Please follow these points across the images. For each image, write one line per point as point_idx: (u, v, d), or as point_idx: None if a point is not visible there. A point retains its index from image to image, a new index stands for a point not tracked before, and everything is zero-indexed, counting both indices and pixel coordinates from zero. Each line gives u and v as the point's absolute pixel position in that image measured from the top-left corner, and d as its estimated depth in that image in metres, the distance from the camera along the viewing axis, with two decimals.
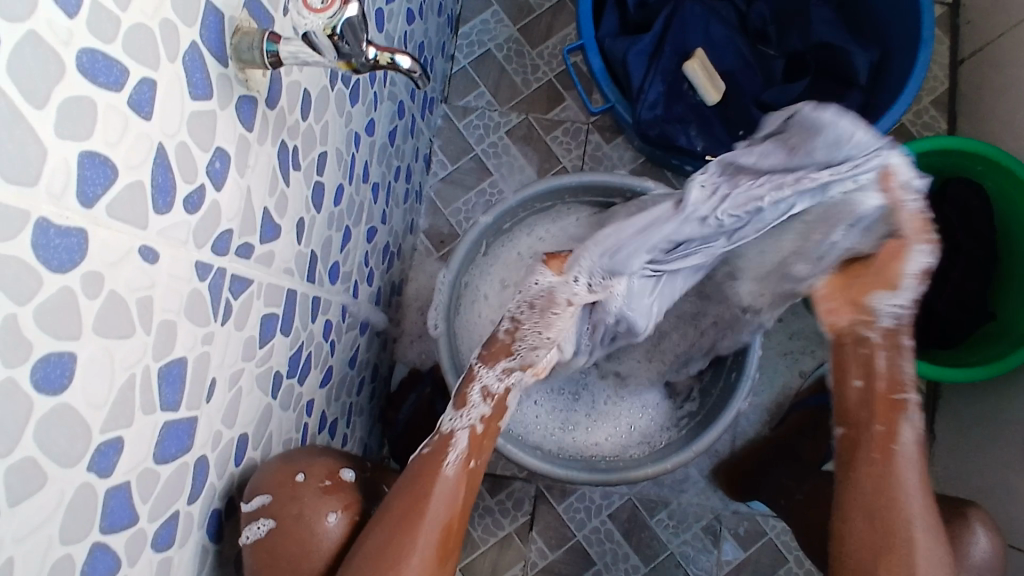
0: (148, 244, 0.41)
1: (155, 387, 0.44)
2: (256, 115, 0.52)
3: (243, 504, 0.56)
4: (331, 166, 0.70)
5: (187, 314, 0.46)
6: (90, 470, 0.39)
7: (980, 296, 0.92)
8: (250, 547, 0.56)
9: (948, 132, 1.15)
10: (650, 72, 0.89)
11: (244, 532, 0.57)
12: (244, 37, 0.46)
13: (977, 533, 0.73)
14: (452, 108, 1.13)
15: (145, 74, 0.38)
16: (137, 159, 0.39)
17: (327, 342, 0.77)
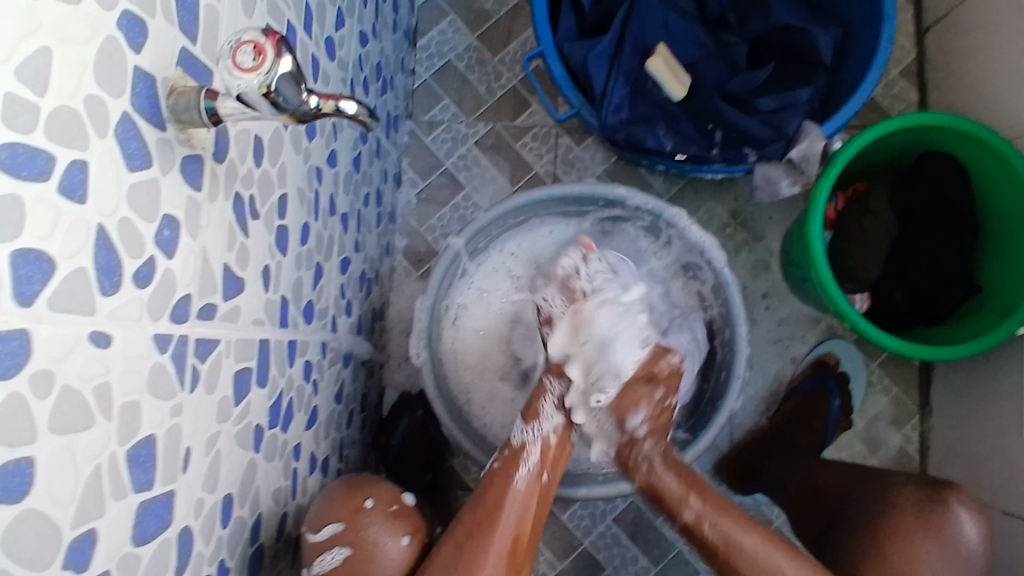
0: (98, 329, 0.39)
1: (124, 472, 0.43)
2: (204, 173, 0.50)
3: (315, 534, 0.63)
4: (293, 206, 0.68)
5: (149, 389, 0.45)
6: (67, 567, 0.38)
7: (961, 269, 0.92)
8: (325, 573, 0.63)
9: (919, 102, 1.14)
10: (612, 74, 0.87)
11: (319, 560, 0.64)
12: (179, 98, 0.45)
13: (962, 522, 0.71)
14: (418, 124, 1.11)
15: (75, 157, 0.37)
16: (76, 246, 0.37)
17: (309, 383, 0.75)
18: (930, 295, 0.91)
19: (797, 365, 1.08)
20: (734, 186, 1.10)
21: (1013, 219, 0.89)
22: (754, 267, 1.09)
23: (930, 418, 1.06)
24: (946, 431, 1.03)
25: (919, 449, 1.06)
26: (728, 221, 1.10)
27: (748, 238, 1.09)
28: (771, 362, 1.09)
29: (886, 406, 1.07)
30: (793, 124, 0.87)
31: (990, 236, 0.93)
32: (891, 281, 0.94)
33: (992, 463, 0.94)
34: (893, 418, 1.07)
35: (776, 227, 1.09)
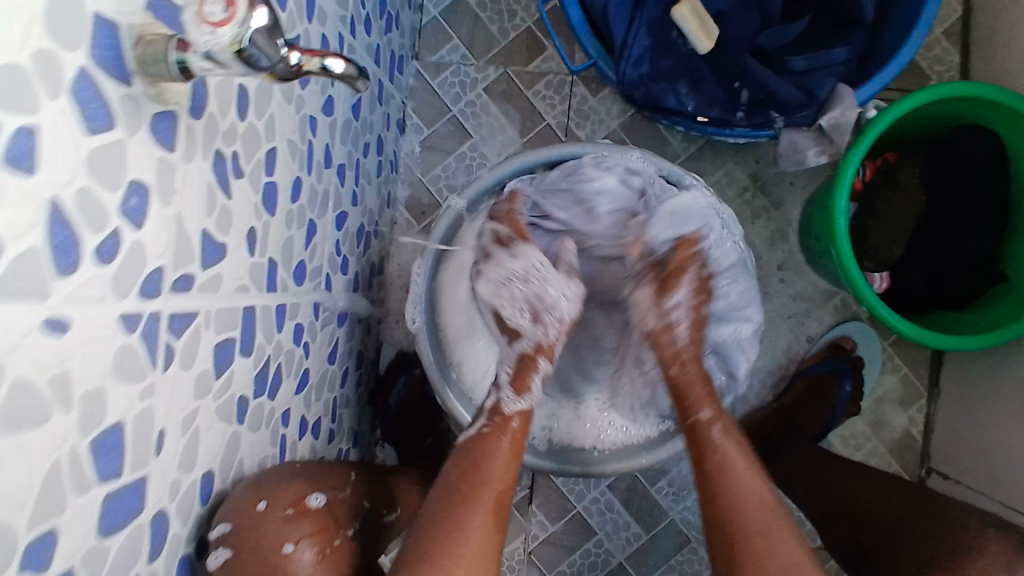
0: (55, 314, 0.35)
1: (90, 463, 0.39)
2: (178, 131, 0.45)
3: (207, 532, 0.53)
4: (283, 161, 0.63)
5: (117, 372, 0.41)
6: (23, 570, 0.35)
7: (984, 253, 0.86)
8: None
9: (963, 64, 1.06)
10: (636, 23, 0.79)
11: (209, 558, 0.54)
12: (148, 48, 0.39)
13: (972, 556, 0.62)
14: (424, 65, 1.04)
15: (21, 121, 0.32)
16: (24, 225, 0.33)
17: (300, 346, 0.72)
18: (951, 277, 0.87)
19: (811, 345, 1.05)
20: (758, 149, 1.03)
21: None
22: (771, 236, 1.04)
23: (938, 401, 1.04)
24: (951, 415, 1.01)
25: (923, 431, 1.04)
26: (747, 186, 1.04)
27: (767, 205, 1.04)
28: (781, 335, 1.05)
29: (894, 386, 1.05)
30: (825, 88, 0.80)
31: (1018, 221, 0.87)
32: (912, 261, 0.89)
33: (993, 455, 0.92)
34: (900, 399, 1.05)
35: (798, 195, 1.03)
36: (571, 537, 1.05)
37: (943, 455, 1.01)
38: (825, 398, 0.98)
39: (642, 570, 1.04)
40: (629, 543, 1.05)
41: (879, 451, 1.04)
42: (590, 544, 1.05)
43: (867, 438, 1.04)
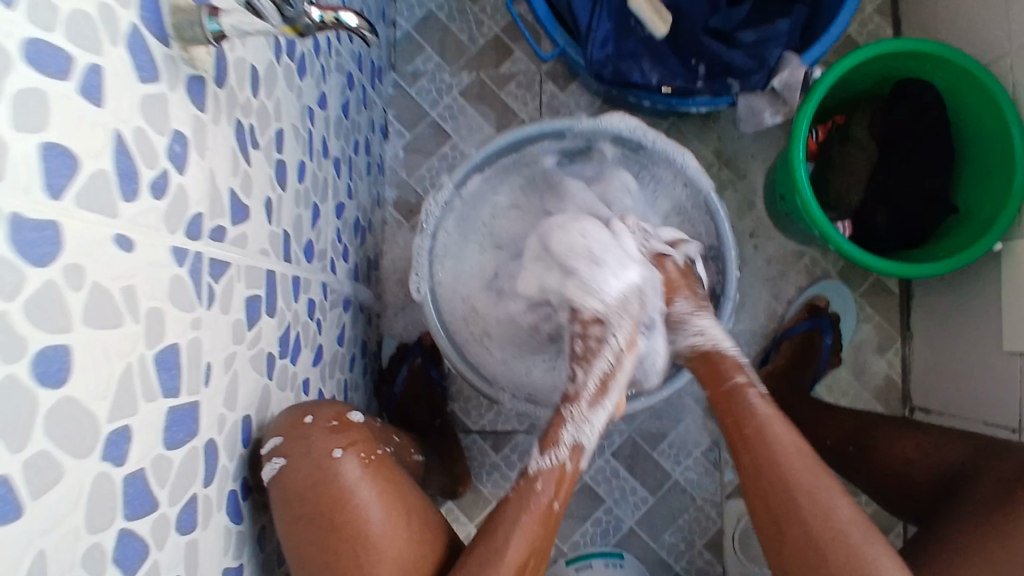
0: (121, 232, 0.41)
1: (152, 374, 0.44)
2: (207, 94, 0.51)
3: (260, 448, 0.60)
4: (289, 142, 0.69)
5: (171, 299, 0.46)
6: (105, 460, 0.40)
7: (942, 191, 0.95)
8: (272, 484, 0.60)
9: (894, 35, 1.17)
10: (597, 10, 0.88)
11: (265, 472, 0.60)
12: (182, 16, 0.45)
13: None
14: (401, 75, 1.12)
15: (91, 60, 0.38)
16: (97, 147, 0.39)
17: (313, 321, 0.77)
18: (912, 219, 0.95)
19: (791, 306, 1.12)
20: (716, 126, 1.12)
21: (987, 132, 0.93)
22: (740, 205, 1.13)
23: (911, 341, 1.12)
24: (928, 351, 1.08)
25: (901, 372, 1.12)
26: (713, 161, 1.12)
27: (733, 177, 1.12)
28: (761, 298, 1.13)
29: (870, 333, 1.12)
30: (774, 55, 0.88)
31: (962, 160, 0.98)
32: (875, 204, 0.97)
33: (973, 377, 0.98)
34: (877, 344, 1.12)
35: (758, 164, 1.12)
36: (581, 506, 1.10)
37: (924, 392, 1.08)
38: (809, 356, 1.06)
39: (653, 532, 1.09)
40: (636, 507, 1.09)
41: (864, 395, 1.11)
42: (600, 511, 1.09)
43: (852, 384, 1.11)
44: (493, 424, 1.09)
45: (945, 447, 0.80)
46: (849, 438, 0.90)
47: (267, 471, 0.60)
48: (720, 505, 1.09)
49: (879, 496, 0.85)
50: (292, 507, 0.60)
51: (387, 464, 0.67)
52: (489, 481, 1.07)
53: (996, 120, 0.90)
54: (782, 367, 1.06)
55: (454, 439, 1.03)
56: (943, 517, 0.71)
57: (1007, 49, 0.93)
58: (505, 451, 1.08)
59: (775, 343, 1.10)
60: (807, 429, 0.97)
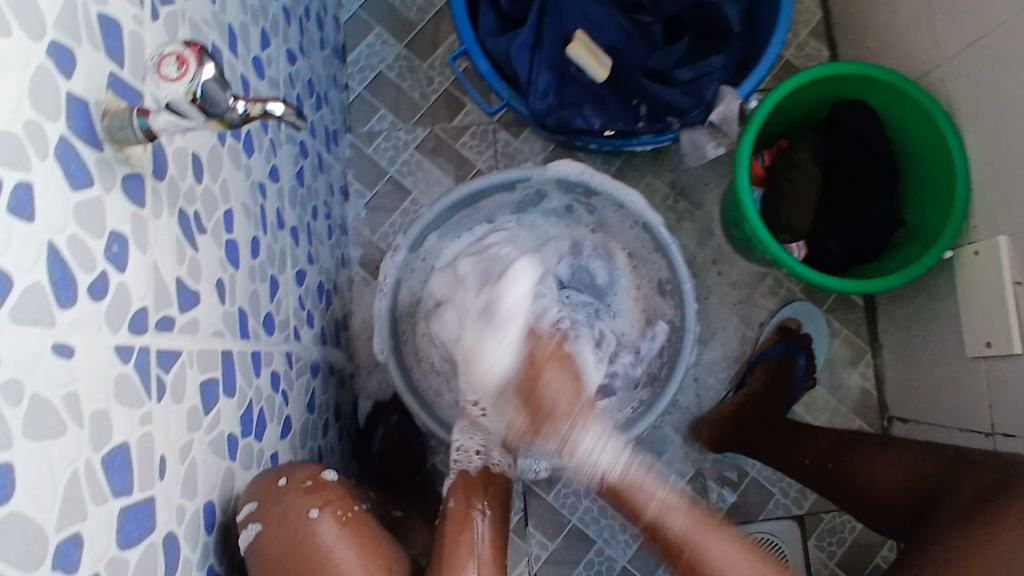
0: (60, 340, 0.42)
1: (102, 477, 0.45)
2: (146, 189, 0.52)
3: (234, 516, 0.60)
4: (240, 221, 0.70)
5: (118, 398, 0.47)
6: (53, 572, 0.40)
7: (887, 207, 0.98)
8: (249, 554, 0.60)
9: (831, 58, 1.21)
10: (536, 63, 0.91)
11: (241, 541, 0.60)
12: (114, 118, 0.47)
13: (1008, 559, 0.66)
14: (357, 136, 1.14)
15: (20, 177, 0.39)
16: (30, 261, 0.40)
17: (279, 393, 0.77)
18: (861, 237, 0.98)
19: (762, 330, 1.13)
20: (669, 159, 1.14)
21: (924, 147, 0.97)
22: (700, 234, 1.15)
23: (882, 353, 1.13)
24: (896, 361, 1.09)
25: (876, 384, 1.13)
26: (669, 193, 1.15)
27: (690, 207, 1.14)
28: (730, 323, 1.14)
29: (840, 348, 1.14)
30: (710, 90, 0.92)
31: (905, 174, 1.01)
32: (824, 226, 1.00)
33: (945, 385, 0.99)
34: (849, 359, 1.13)
35: (713, 193, 1.14)
36: (572, 550, 1.08)
37: (898, 402, 1.09)
38: (783, 376, 1.06)
39: (646, 569, 1.08)
40: (628, 546, 1.08)
41: (842, 411, 1.12)
42: (591, 553, 1.08)
43: (829, 401, 1.12)
44: None
45: (921, 462, 0.80)
46: (826, 456, 0.90)
47: (244, 538, 0.60)
48: None
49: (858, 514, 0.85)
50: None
51: (365, 520, 0.66)
52: None
53: (931, 135, 0.94)
54: (758, 391, 1.06)
55: (435, 495, 1.02)
56: (927, 531, 0.72)
57: (936, 62, 0.97)
58: None
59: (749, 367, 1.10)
60: (782, 450, 0.98)
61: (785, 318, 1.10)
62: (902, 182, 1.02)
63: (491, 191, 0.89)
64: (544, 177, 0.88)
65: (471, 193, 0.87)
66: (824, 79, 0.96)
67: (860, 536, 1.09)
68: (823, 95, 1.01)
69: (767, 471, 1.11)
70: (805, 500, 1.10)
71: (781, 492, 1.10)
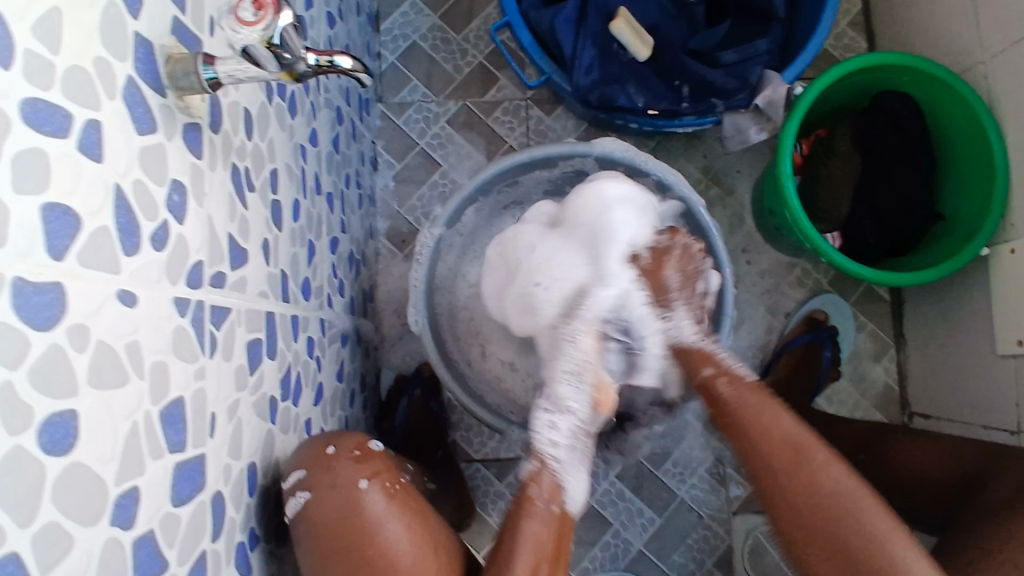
0: (124, 288, 0.41)
1: (159, 431, 0.44)
2: (203, 141, 0.51)
3: (282, 481, 0.60)
4: (284, 182, 0.69)
5: (175, 352, 0.46)
6: (114, 524, 0.39)
7: (925, 201, 0.98)
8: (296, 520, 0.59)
9: (869, 49, 1.20)
10: (581, 37, 0.90)
11: (288, 509, 0.60)
12: (177, 65, 0.46)
13: None
14: (388, 106, 1.12)
15: (89, 116, 0.38)
16: (98, 204, 0.39)
17: (313, 359, 0.76)
18: (897, 228, 0.98)
19: (790, 320, 1.12)
20: (703, 144, 1.13)
21: (964, 142, 0.96)
22: (730, 221, 1.14)
23: (906, 348, 1.13)
24: (921, 358, 1.09)
25: (899, 379, 1.12)
26: (700, 178, 1.13)
27: (722, 194, 1.14)
28: (757, 312, 1.14)
29: (865, 342, 1.13)
30: (755, 73, 0.91)
31: (944, 168, 1.01)
32: (862, 216, 1.00)
33: (969, 380, 1.00)
34: (873, 353, 1.13)
35: (745, 180, 1.13)
36: (588, 531, 1.08)
37: (921, 398, 1.09)
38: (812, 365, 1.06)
39: (662, 554, 1.08)
40: (644, 529, 1.09)
41: (864, 404, 1.12)
42: (608, 535, 1.08)
43: (852, 395, 1.12)
44: (496, 452, 1.08)
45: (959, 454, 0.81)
46: (861, 446, 0.92)
47: (292, 506, 0.60)
48: (727, 522, 1.09)
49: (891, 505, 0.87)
50: (321, 540, 0.59)
51: (409, 492, 0.65)
52: (495, 511, 1.06)
53: (974, 131, 0.93)
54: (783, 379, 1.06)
55: (458, 470, 1.02)
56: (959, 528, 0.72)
57: (979, 58, 0.96)
58: (510, 478, 1.07)
59: (776, 355, 1.10)
60: None
61: (815, 310, 1.10)
62: (941, 176, 1.01)
63: (536, 164, 0.88)
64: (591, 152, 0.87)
65: (514, 166, 0.86)
66: (872, 67, 0.95)
67: None
68: (866, 84, 1.00)
69: None
70: None
71: None
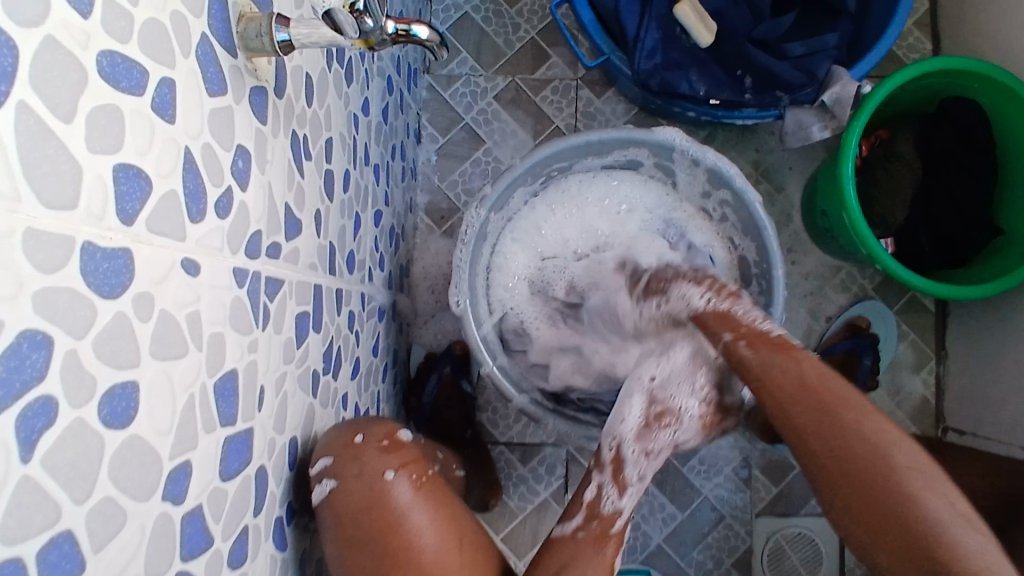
0: (188, 256, 0.39)
1: (213, 405, 0.43)
2: (268, 105, 0.49)
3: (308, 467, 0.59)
4: (337, 152, 0.67)
5: (232, 323, 0.44)
6: (166, 498, 0.38)
7: (983, 212, 0.95)
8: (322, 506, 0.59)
9: (937, 50, 1.15)
10: (645, 19, 0.87)
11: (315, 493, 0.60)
12: (250, 24, 0.44)
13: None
14: (436, 78, 1.10)
15: (164, 74, 0.36)
16: (167, 167, 0.37)
17: (353, 333, 0.75)
18: (956, 237, 0.96)
19: (830, 325, 1.10)
20: (755, 137, 1.10)
21: None
22: (777, 219, 1.11)
23: (947, 361, 1.10)
24: (964, 373, 1.06)
25: (937, 394, 1.10)
26: (751, 173, 1.10)
27: (771, 191, 1.11)
28: (799, 314, 1.11)
29: (906, 352, 1.10)
30: (823, 68, 0.87)
31: (1007, 181, 0.96)
32: (918, 223, 0.97)
33: (1011, 400, 0.96)
34: (913, 364, 1.10)
35: (796, 177, 1.10)
36: None
37: (958, 415, 1.06)
38: (851, 373, 1.04)
39: (681, 550, 1.07)
40: (665, 524, 1.08)
41: (899, 416, 1.09)
42: (627, 527, 1.08)
43: (888, 405, 1.09)
44: (521, 436, 1.07)
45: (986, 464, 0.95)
46: None
47: (318, 493, 0.59)
48: (749, 523, 1.08)
49: None
50: (346, 529, 0.59)
51: (436, 484, 0.65)
52: (516, 495, 1.05)
53: None
54: None
55: (485, 452, 1.02)
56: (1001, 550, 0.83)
57: None
58: (533, 463, 1.06)
59: None
60: None
61: (858, 316, 1.07)
62: (1001, 188, 0.97)
63: (582, 150, 0.86)
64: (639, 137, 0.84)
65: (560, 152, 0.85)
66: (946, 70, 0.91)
67: None
68: (933, 87, 0.96)
69: None
70: None
71: None
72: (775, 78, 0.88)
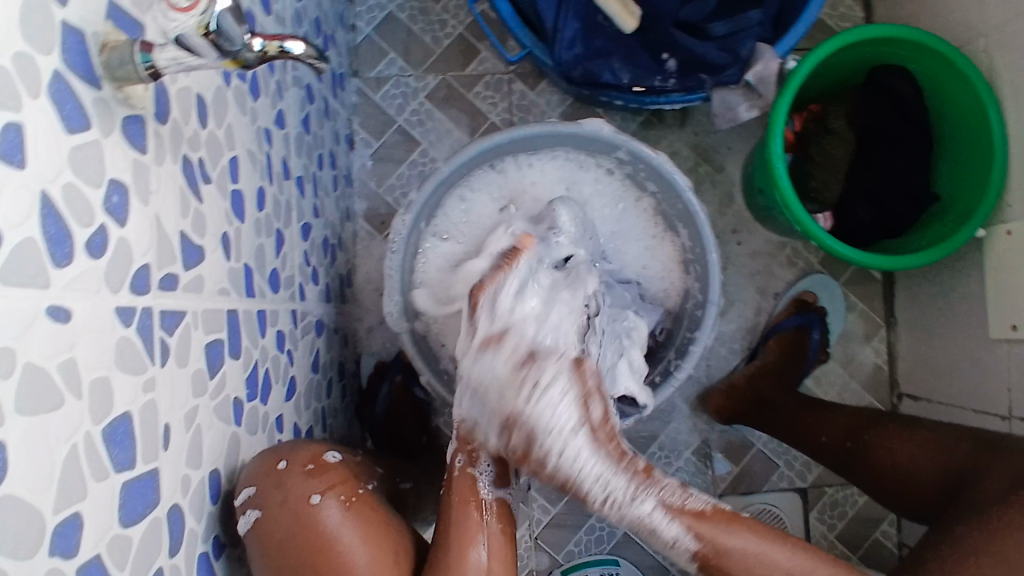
0: (56, 303, 0.37)
1: (103, 452, 0.41)
2: (148, 134, 0.47)
3: (232, 499, 0.57)
4: (245, 170, 0.65)
5: (119, 364, 0.43)
6: (54, 554, 0.37)
7: (919, 180, 0.96)
8: (249, 537, 0.58)
9: (866, 19, 1.15)
10: (563, 10, 0.86)
11: (240, 525, 0.58)
12: (112, 53, 0.41)
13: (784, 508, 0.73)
14: (365, 81, 1.07)
15: (8, 117, 0.34)
16: (21, 215, 0.35)
17: (284, 353, 0.73)
18: (891, 208, 0.96)
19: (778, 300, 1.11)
20: (693, 121, 1.10)
21: (964, 117, 0.92)
22: (720, 200, 1.11)
23: (895, 328, 1.11)
24: (911, 340, 1.08)
25: (888, 360, 1.11)
26: (691, 156, 1.10)
27: (711, 172, 1.11)
28: (747, 294, 1.12)
29: (855, 322, 1.12)
30: (747, 47, 0.87)
31: (941, 147, 0.98)
32: (853, 197, 0.98)
33: (960, 363, 0.98)
34: (863, 334, 1.11)
35: (735, 157, 1.11)
36: (573, 515, 1.08)
37: (910, 380, 1.08)
38: (800, 350, 1.05)
39: None
40: None
41: (853, 386, 1.11)
42: (594, 518, 1.08)
43: (840, 375, 1.11)
44: None
45: (945, 449, 0.80)
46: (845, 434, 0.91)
47: (244, 525, 0.57)
48: None
49: (874, 493, 0.86)
50: (275, 559, 0.58)
51: (369, 502, 0.64)
52: None
53: (976, 109, 0.89)
54: (771, 363, 1.05)
55: (443, 456, 1.01)
56: (951, 525, 0.72)
57: (979, 30, 0.91)
58: None
59: (762, 338, 1.09)
60: (794, 428, 0.98)
61: (803, 293, 1.08)
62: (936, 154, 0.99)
63: (505, 149, 0.87)
64: (551, 127, 0.84)
65: (480, 153, 0.85)
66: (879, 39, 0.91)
67: (861, 510, 1.09)
68: (862, 58, 0.97)
69: (773, 444, 1.10)
70: (808, 474, 1.09)
71: (786, 464, 1.10)
72: (699, 59, 0.87)
